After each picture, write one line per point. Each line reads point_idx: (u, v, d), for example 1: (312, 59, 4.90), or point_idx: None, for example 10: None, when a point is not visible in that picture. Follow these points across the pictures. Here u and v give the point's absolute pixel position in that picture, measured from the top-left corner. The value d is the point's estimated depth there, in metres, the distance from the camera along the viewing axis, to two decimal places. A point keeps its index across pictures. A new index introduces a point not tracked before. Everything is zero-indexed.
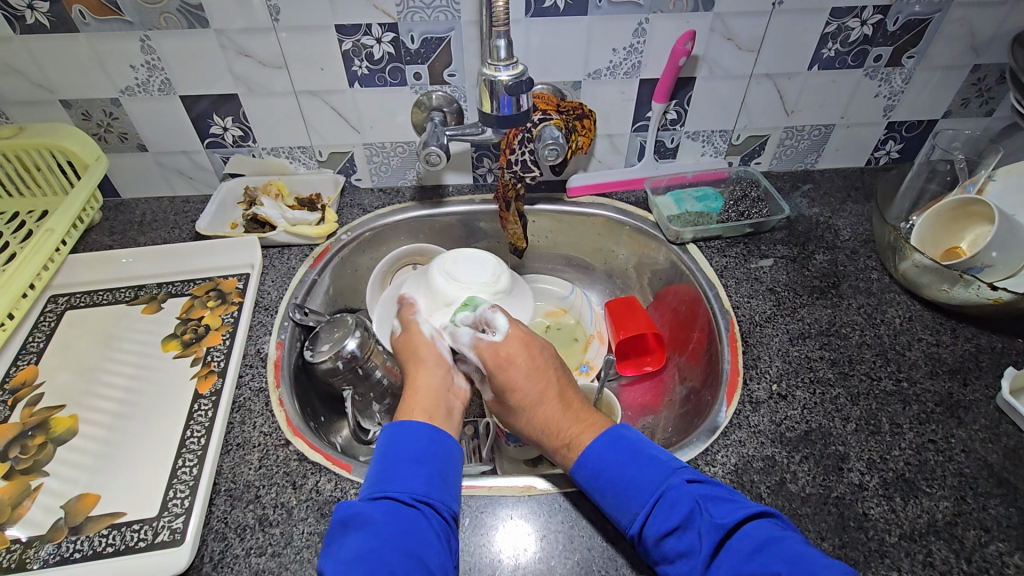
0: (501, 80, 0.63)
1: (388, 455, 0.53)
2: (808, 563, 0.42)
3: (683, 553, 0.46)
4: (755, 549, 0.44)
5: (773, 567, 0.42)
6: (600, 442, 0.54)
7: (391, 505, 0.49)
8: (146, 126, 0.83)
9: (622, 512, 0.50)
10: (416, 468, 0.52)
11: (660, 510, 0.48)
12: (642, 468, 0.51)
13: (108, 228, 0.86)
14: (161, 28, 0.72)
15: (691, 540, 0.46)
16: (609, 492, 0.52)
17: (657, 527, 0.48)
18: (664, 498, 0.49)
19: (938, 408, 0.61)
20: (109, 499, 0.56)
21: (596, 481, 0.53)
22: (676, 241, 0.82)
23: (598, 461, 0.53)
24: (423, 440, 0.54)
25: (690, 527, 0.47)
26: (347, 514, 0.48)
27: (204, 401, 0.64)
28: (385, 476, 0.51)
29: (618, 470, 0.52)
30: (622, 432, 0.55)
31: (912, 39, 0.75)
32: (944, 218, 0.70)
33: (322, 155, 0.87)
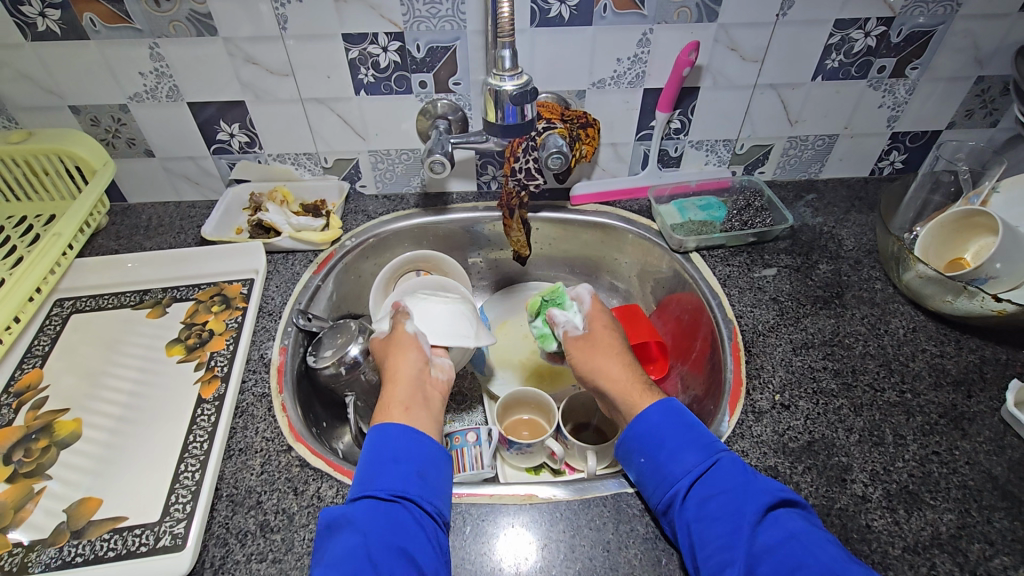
0: (505, 90, 0.63)
1: (367, 456, 0.54)
2: (830, 552, 0.46)
3: (723, 524, 0.49)
4: (792, 537, 0.47)
5: (805, 549, 0.46)
6: (656, 411, 0.58)
7: (371, 504, 0.51)
8: (154, 132, 0.83)
9: (667, 478, 0.54)
10: (393, 465, 0.53)
11: (707, 477, 0.52)
12: (693, 440, 0.55)
13: (114, 232, 0.87)
14: (170, 36, 0.73)
15: (734, 515, 0.49)
16: (662, 452, 0.55)
17: (701, 492, 0.52)
18: (712, 474, 0.53)
19: (942, 419, 0.61)
20: (111, 503, 0.56)
21: (646, 443, 0.57)
22: (679, 249, 0.82)
23: (657, 422, 0.57)
24: (399, 438, 0.55)
25: (733, 504, 0.50)
26: (328, 519, 0.50)
27: (207, 406, 0.64)
28: (366, 476, 0.53)
29: (674, 436, 0.56)
30: (681, 406, 0.59)
31: (915, 50, 0.76)
32: (947, 228, 0.70)
33: (328, 161, 0.88)
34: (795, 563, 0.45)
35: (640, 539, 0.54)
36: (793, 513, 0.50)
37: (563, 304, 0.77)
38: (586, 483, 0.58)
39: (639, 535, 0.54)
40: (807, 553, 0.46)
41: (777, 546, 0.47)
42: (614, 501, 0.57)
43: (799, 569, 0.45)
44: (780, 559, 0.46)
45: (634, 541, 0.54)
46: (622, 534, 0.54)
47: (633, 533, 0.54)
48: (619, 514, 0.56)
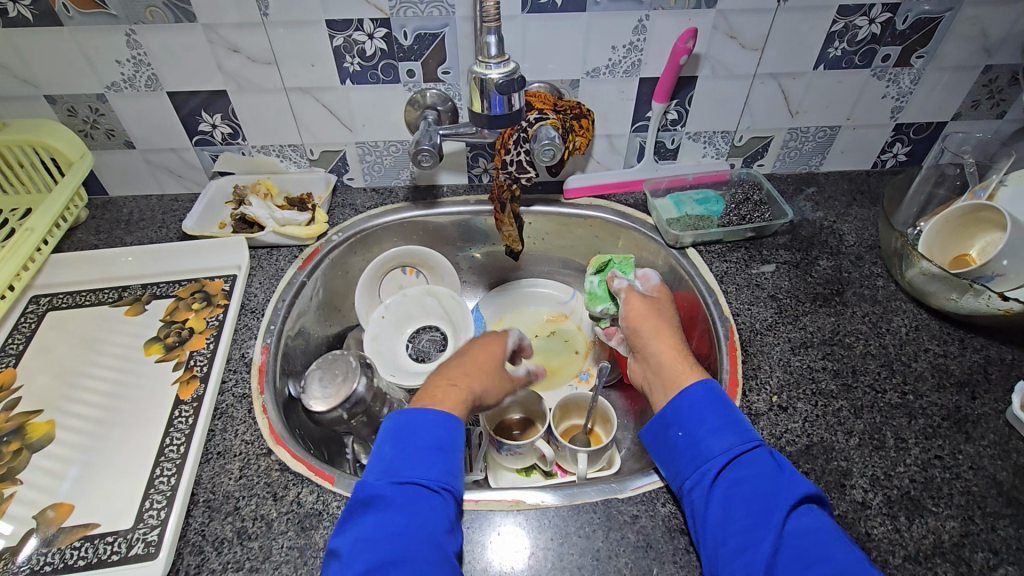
0: (491, 78, 0.61)
1: (402, 443, 0.52)
2: (853, 553, 0.44)
3: (753, 505, 0.48)
4: (820, 531, 0.45)
5: (830, 543, 0.44)
6: (700, 387, 0.57)
7: (413, 491, 0.49)
8: (133, 122, 0.81)
9: (702, 453, 0.53)
10: (438, 457, 0.51)
11: (744, 459, 0.51)
12: (733, 423, 0.54)
13: (94, 227, 0.84)
14: (147, 22, 0.70)
15: (765, 499, 0.48)
16: (701, 429, 0.54)
17: (734, 473, 0.50)
18: (749, 457, 0.51)
19: (945, 422, 0.59)
20: (83, 509, 0.54)
21: (686, 418, 0.56)
22: (675, 244, 0.80)
23: (699, 401, 0.56)
24: (442, 430, 0.53)
25: (765, 488, 0.48)
26: (365, 495, 0.48)
27: (185, 407, 0.62)
28: (400, 462, 0.50)
29: (714, 416, 0.54)
30: (722, 390, 0.57)
31: (921, 39, 0.73)
32: (953, 224, 0.68)
33: (314, 153, 0.85)
34: (818, 552, 0.44)
35: (631, 547, 0.52)
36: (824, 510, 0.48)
37: (628, 274, 0.78)
38: (576, 489, 0.56)
39: (629, 544, 0.52)
40: (829, 550, 0.44)
41: (805, 535, 0.45)
42: (605, 507, 0.55)
43: (819, 560, 0.43)
44: (800, 550, 0.44)
45: (625, 549, 0.52)
46: (612, 541, 0.52)
47: (624, 541, 0.52)
48: (610, 522, 0.54)
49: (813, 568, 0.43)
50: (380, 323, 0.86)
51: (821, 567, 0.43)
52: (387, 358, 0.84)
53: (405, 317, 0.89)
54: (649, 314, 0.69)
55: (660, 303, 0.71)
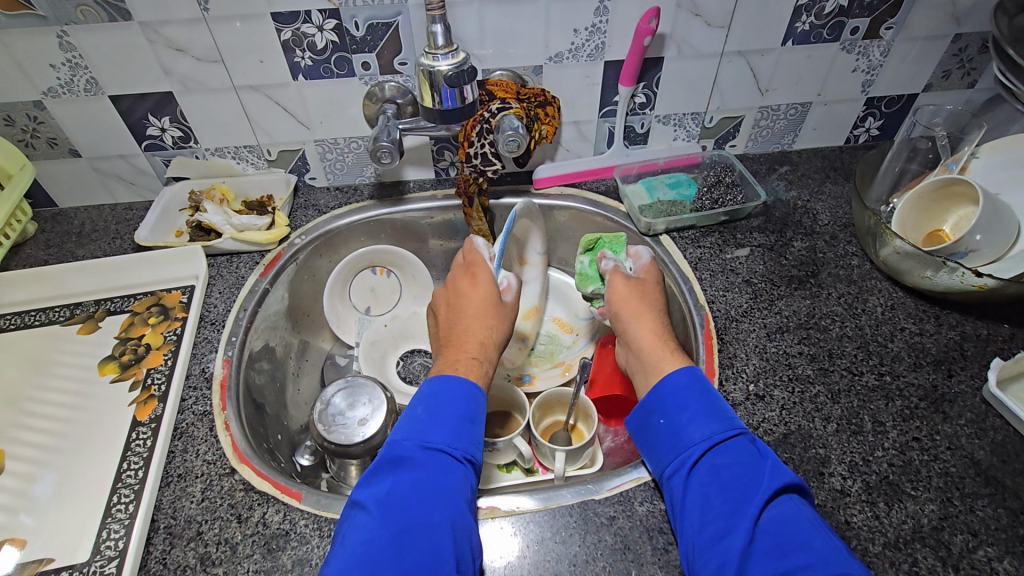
0: (440, 70, 0.58)
1: (434, 407, 0.52)
2: (831, 543, 0.42)
3: (732, 492, 0.47)
4: (800, 520, 0.44)
5: (809, 533, 0.43)
6: (682, 373, 0.56)
7: (444, 458, 0.49)
8: (75, 130, 0.76)
9: (683, 441, 0.51)
10: (467, 428, 0.51)
11: (725, 446, 0.50)
12: (716, 410, 0.52)
13: (43, 241, 0.81)
14: (79, 22, 0.66)
15: (745, 487, 0.47)
16: (683, 414, 0.53)
17: (714, 460, 0.49)
18: (730, 444, 0.50)
19: (923, 403, 0.58)
20: (37, 544, 0.52)
21: (668, 404, 0.54)
22: (648, 232, 0.78)
23: (682, 387, 0.54)
24: (473, 402, 0.53)
25: (745, 476, 0.47)
26: (396, 454, 0.49)
27: (143, 429, 0.59)
28: (431, 426, 0.50)
29: (698, 402, 0.53)
30: (706, 376, 0.56)
31: (890, 9, 0.71)
32: (926, 199, 0.66)
33: (271, 153, 0.82)
34: (795, 543, 0.42)
35: (608, 550, 0.51)
36: (804, 501, 0.47)
37: (619, 252, 0.75)
38: (551, 492, 0.55)
39: (607, 547, 0.51)
40: (807, 539, 0.42)
41: (785, 524, 0.44)
42: (581, 510, 0.53)
43: (796, 552, 0.42)
44: (779, 539, 0.43)
45: (602, 553, 0.51)
46: (590, 545, 0.51)
47: (601, 544, 0.51)
48: (586, 524, 0.52)
49: (790, 558, 0.42)
50: (381, 330, 0.87)
51: (797, 556, 0.41)
52: (374, 364, 0.83)
53: (405, 331, 0.88)
54: (634, 298, 0.66)
55: (648, 287, 0.68)
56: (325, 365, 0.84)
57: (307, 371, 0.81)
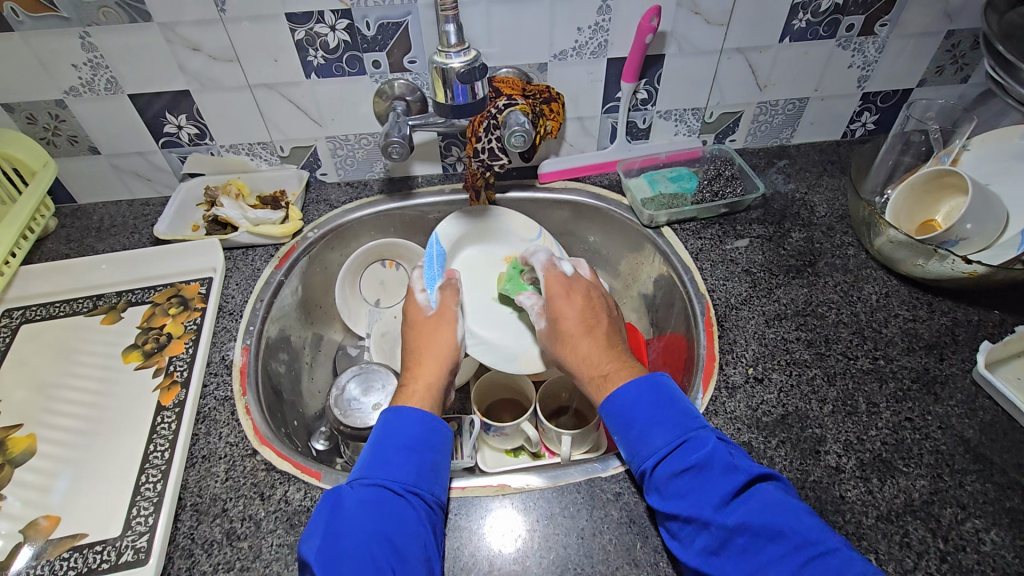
0: (452, 67, 0.60)
1: (380, 444, 0.54)
2: (805, 526, 0.44)
3: (699, 495, 0.47)
4: (771, 508, 0.45)
5: (782, 520, 0.44)
6: (633, 386, 0.55)
7: (381, 492, 0.50)
8: (95, 127, 0.79)
9: (641, 453, 0.52)
10: (408, 456, 0.53)
11: (683, 449, 0.50)
12: (663, 418, 0.53)
13: (64, 236, 0.83)
14: (101, 23, 0.68)
15: (709, 488, 0.47)
16: (631, 431, 0.53)
17: (676, 465, 0.50)
18: (688, 446, 0.50)
19: (915, 384, 0.61)
20: (70, 520, 0.54)
21: (619, 421, 0.55)
22: (650, 224, 0.81)
23: (631, 401, 0.54)
24: (415, 429, 0.55)
25: (709, 476, 0.48)
26: (332, 500, 0.49)
27: (167, 414, 0.62)
28: (373, 464, 0.52)
29: (652, 411, 0.53)
30: (662, 381, 0.56)
31: (884, 7, 0.73)
32: (918, 190, 0.69)
33: (284, 150, 0.84)
34: (769, 534, 0.44)
35: (614, 524, 0.53)
36: (772, 488, 0.47)
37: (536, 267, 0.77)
38: (560, 470, 0.57)
39: (612, 521, 0.53)
40: (780, 528, 0.44)
41: (757, 515, 0.45)
42: (588, 487, 0.56)
43: (777, 541, 0.43)
44: (755, 532, 0.44)
45: (608, 527, 0.53)
46: (596, 520, 0.53)
47: (607, 519, 0.54)
48: (593, 500, 0.55)
49: (769, 547, 0.43)
50: (391, 322, 0.89)
51: (774, 545, 0.43)
52: (385, 354, 0.85)
53: None
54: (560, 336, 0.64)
55: (557, 301, 0.66)
56: (338, 355, 0.87)
57: (320, 361, 0.84)
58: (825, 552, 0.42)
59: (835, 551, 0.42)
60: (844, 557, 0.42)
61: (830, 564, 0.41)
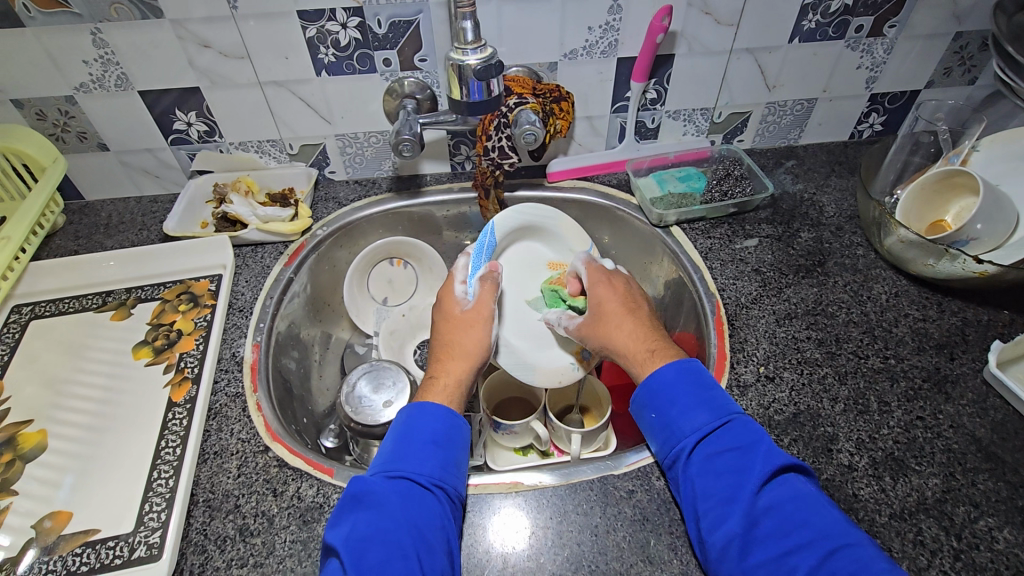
0: (468, 65, 0.61)
1: (404, 436, 0.54)
2: (831, 517, 0.45)
3: (730, 478, 0.48)
4: (799, 498, 0.46)
5: (809, 511, 0.45)
6: (670, 368, 0.56)
7: (406, 485, 0.50)
8: (105, 124, 0.79)
9: (675, 433, 0.53)
10: (432, 450, 0.53)
11: (718, 434, 0.51)
12: (705, 400, 0.53)
13: (72, 232, 0.83)
14: (113, 20, 0.68)
15: (741, 472, 0.48)
16: (672, 409, 0.53)
17: (710, 449, 0.51)
18: (722, 432, 0.51)
19: (926, 384, 0.61)
20: (82, 516, 0.54)
21: (658, 399, 0.55)
22: (659, 224, 0.81)
23: (667, 383, 0.55)
24: (440, 423, 0.55)
25: (741, 462, 0.49)
26: (358, 490, 0.49)
27: (178, 410, 0.62)
28: (400, 456, 0.52)
29: (686, 395, 0.54)
30: (697, 367, 0.56)
31: (893, 8, 0.73)
32: (928, 190, 0.69)
33: (293, 147, 0.84)
34: (797, 522, 0.45)
35: (628, 521, 0.53)
36: (801, 479, 0.48)
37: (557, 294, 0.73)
38: (572, 468, 0.57)
39: (626, 518, 0.53)
40: (807, 516, 0.45)
41: (785, 504, 0.46)
42: (601, 484, 0.56)
43: (805, 529, 0.44)
44: (782, 518, 0.45)
45: (622, 523, 0.53)
46: (610, 517, 0.54)
47: (621, 516, 0.54)
48: (606, 498, 0.55)
49: (796, 534, 0.44)
50: (399, 321, 0.90)
51: (799, 534, 0.44)
52: (393, 353, 0.86)
53: (422, 323, 0.90)
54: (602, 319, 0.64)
55: (599, 286, 0.67)
56: (345, 353, 0.87)
57: (328, 359, 0.84)
58: (850, 544, 0.43)
59: (860, 542, 0.43)
60: (868, 550, 0.43)
61: (855, 555, 0.42)
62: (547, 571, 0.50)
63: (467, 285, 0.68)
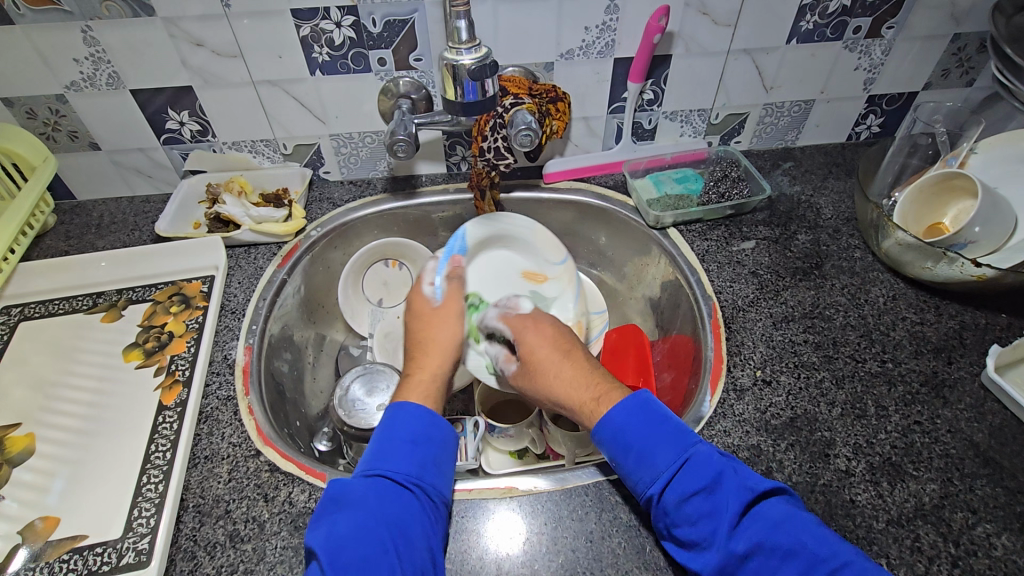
0: (463, 64, 0.60)
1: (386, 435, 0.53)
2: (818, 535, 0.44)
3: (704, 524, 0.46)
4: (778, 523, 0.45)
5: (792, 534, 0.44)
6: (620, 410, 0.52)
7: (385, 484, 0.49)
8: (96, 123, 0.78)
9: (641, 481, 0.50)
10: (413, 450, 0.52)
11: (681, 477, 0.48)
12: (663, 437, 0.50)
13: (63, 232, 0.82)
14: (104, 18, 0.67)
15: (713, 515, 0.46)
16: (629, 456, 0.50)
17: (675, 497, 0.47)
18: (685, 473, 0.48)
19: (924, 388, 0.60)
20: (70, 522, 0.53)
21: (614, 448, 0.52)
22: (656, 225, 0.80)
23: (621, 424, 0.52)
24: (418, 422, 0.54)
25: (711, 502, 0.46)
26: (337, 490, 0.48)
27: (169, 413, 0.61)
28: (380, 455, 0.51)
29: (642, 437, 0.50)
30: (650, 398, 0.53)
31: (891, 9, 0.73)
32: (926, 193, 0.69)
33: (287, 147, 0.83)
34: (783, 553, 0.43)
35: (623, 527, 0.53)
36: (774, 501, 0.47)
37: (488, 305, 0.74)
38: (567, 473, 0.57)
39: (622, 523, 0.53)
40: (792, 541, 0.44)
41: (764, 538, 0.44)
42: (597, 489, 0.55)
43: (794, 557, 0.43)
44: (768, 554, 0.44)
45: (617, 529, 0.53)
46: (605, 522, 0.53)
47: (617, 521, 0.53)
48: (601, 503, 0.54)
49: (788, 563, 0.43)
50: (395, 322, 0.89)
51: (788, 566, 0.43)
52: (388, 354, 0.85)
53: None
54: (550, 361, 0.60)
55: (529, 334, 0.65)
56: (339, 355, 0.86)
57: (322, 361, 0.83)
58: (837, 569, 0.42)
59: (852, 559, 0.43)
60: (858, 567, 0.42)
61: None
62: None
63: (435, 285, 0.69)
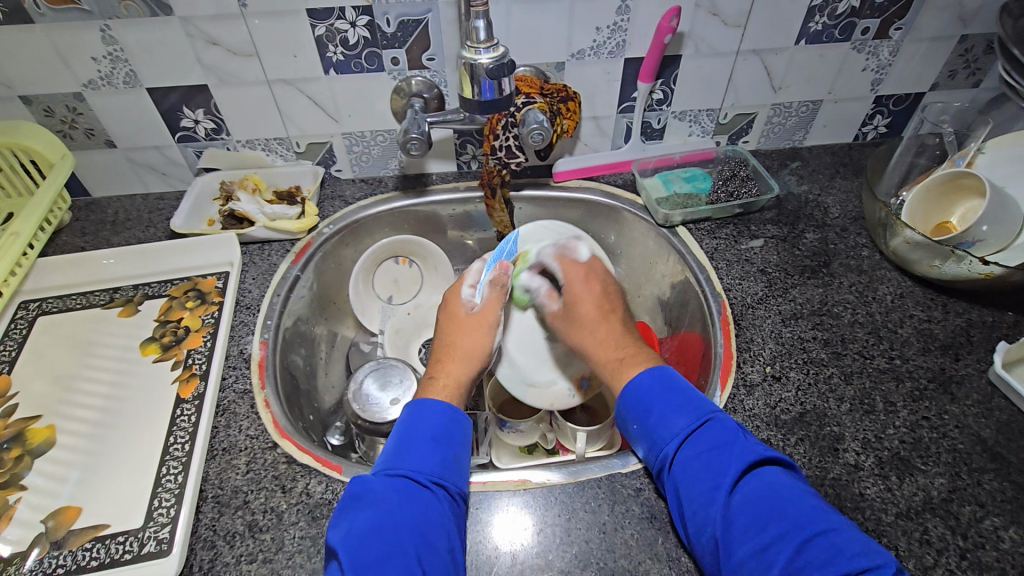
0: (481, 63, 0.61)
1: (404, 435, 0.54)
2: (812, 506, 0.45)
3: (705, 483, 0.48)
4: (775, 491, 0.46)
5: (785, 503, 0.45)
6: (647, 375, 0.56)
7: (405, 482, 0.50)
8: (112, 121, 0.79)
9: (656, 440, 0.53)
10: (432, 449, 0.53)
11: (694, 437, 0.51)
12: (681, 403, 0.54)
13: (79, 229, 0.83)
14: (122, 17, 0.68)
15: (714, 474, 0.48)
16: (649, 416, 0.54)
17: (687, 454, 0.51)
18: (698, 434, 0.51)
19: (931, 384, 0.61)
20: (91, 512, 0.54)
21: (636, 408, 0.55)
22: (665, 224, 0.81)
23: (644, 388, 0.56)
24: (438, 422, 0.55)
25: (716, 466, 0.49)
26: (358, 489, 0.49)
27: (187, 406, 0.62)
28: (400, 454, 0.52)
29: (663, 398, 0.54)
30: (672, 372, 0.57)
31: (899, 10, 0.74)
32: (934, 192, 0.70)
33: (300, 145, 0.84)
34: (773, 514, 0.45)
35: (635, 519, 0.53)
36: (777, 472, 0.48)
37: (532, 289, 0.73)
38: (579, 466, 0.58)
39: (634, 516, 0.54)
40: (783, 507, 0.45)
41: (758, 501, 0.46)
42: (609, 482, 0.56)
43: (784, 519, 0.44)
44: (759, 516, 0.45)
45: (630, 521, 0.53)
46: (618, 515, 0.54)
47: (629, 514, 0.54)
48: (614, 496, 0.55)
49: (776, 525, 0.44)
50: (405, 319, 0.90)
51: (776, 526, 0.44)
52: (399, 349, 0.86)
53: (428, 321, 0.91)
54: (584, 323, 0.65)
55: (578, 288, 0.68)
56: (350, 351, 0.87)
57: (333, 357, 0.84)
58: (826, 531, 0.43)
59: (840, 527, 0.44)
60: (847, 535, 0.43)
61: (836, 540, 0.42)
62: (556, 569, 0.51)
63: (476, 288, 0.69)
